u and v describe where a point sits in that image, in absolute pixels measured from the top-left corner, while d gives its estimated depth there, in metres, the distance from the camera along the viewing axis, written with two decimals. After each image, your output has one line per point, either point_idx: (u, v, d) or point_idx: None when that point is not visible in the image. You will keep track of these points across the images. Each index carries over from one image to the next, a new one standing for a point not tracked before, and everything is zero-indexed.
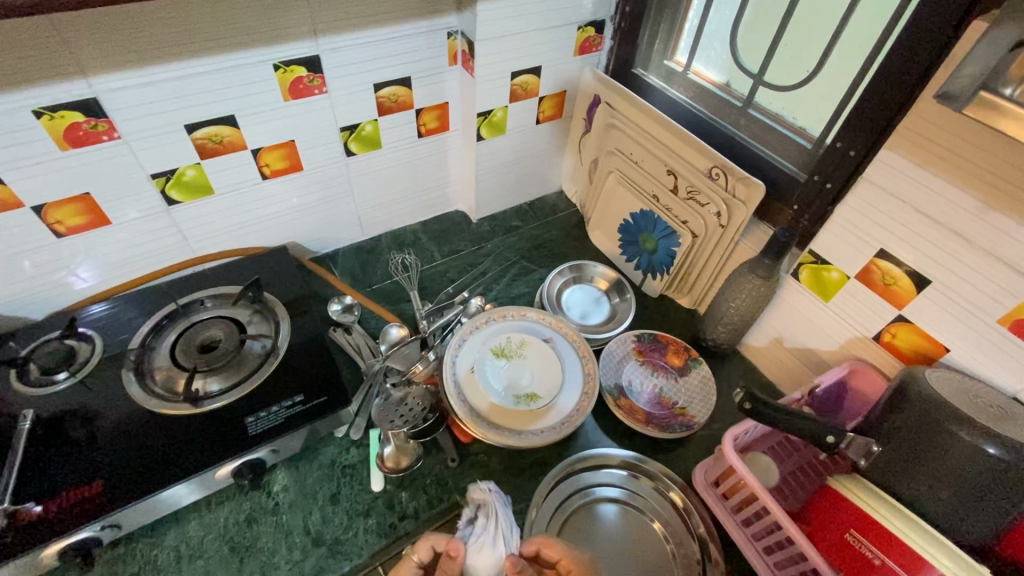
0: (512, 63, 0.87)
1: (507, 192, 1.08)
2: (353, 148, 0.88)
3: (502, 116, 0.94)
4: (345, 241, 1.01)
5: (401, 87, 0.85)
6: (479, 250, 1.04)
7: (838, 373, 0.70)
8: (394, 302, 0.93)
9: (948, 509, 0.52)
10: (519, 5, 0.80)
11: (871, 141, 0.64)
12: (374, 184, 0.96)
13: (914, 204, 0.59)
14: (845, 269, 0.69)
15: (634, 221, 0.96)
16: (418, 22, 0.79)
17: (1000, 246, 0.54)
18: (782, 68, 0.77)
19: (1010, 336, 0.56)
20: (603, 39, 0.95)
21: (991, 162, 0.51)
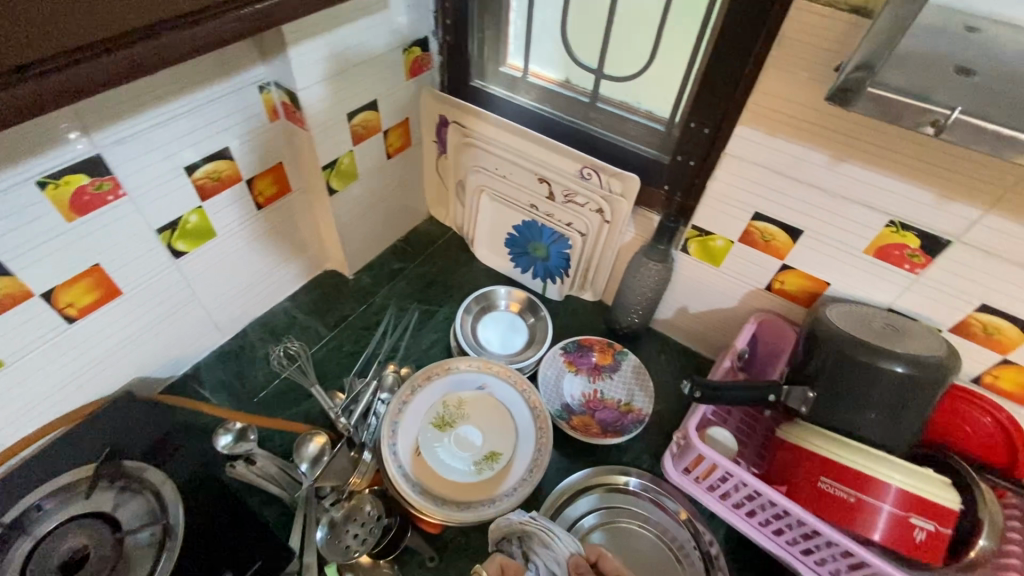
0: (345, 103, 0.77)
1: (377, 237, 0.98)
2: (181, 247, 0.72)
3: (350, 162, 0.84)
4: (205, 351, 0.84)
5: (220, 161, 0.71)
6: (369, 307, 0.93)
7: (749, 329, 0.76)
8: (294, 403, 0.80)
9: (885, 426, 0.60)
10: (334, 41, 0.71)
11: (719, 118, 0.68)
12: (220, 277, 0.80)
13: (775, 169, 0.64)
14: (728, 236, 0.74)
15: (520, 232, 0.94)
16: (219, 85, 0.65)
17: (853, 191, 0.61)
18: (618, 59, 0.78)
19: (875, 260, 0.65)
20: (431, 56, 0.89)
21: (830, 122, 0.57)
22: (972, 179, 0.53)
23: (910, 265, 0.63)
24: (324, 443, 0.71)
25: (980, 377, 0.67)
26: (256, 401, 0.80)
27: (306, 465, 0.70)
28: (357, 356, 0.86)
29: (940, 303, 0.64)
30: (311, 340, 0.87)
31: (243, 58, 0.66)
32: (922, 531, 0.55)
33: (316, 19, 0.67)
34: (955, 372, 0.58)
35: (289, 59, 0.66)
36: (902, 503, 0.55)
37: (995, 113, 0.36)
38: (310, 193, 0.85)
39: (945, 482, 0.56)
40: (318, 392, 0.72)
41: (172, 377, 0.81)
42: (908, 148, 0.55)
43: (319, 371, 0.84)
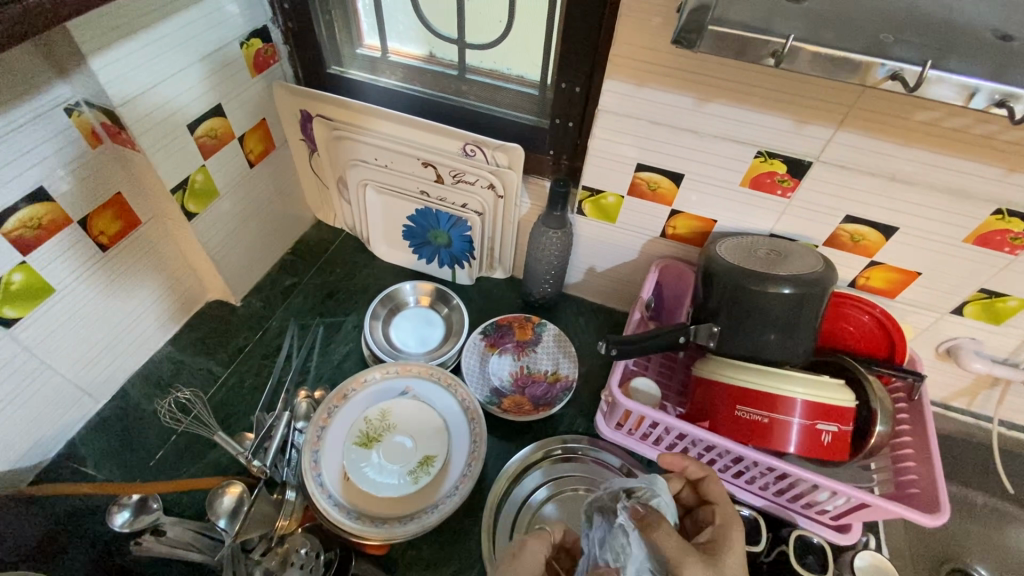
0: (181, 114, 0.68)
1: (259, 255, 0.89)
2: (10, 314, 0.61)
3: (204, 179, 0.74)
4: (79, 422, 0.73)
5: (38, 204, 0.60)
6: (266, 332, 0.85)
7: (653, 278, 0.78)
8: (198, 457, 0.72)
9: (786, 344, 0.64)
10: (149, 42, 0.61)
11: (588, 74, 0.67)
12: (75, 338, 0.69)
13: (648, 117, 0.65)
14: (618, 191, 0.75)
15: (416, 223, 0.89)
16: (5, 115, 0.54)
17: (722, 128, 0.62)
18: (478, 27, 0.74)
19: (751, 192, 0.68)
20: (276, 47, 0.80)
21: (689, 65, 0.58)
22: (821, 100, 0.56)
23: (782, 191, 0.66)
24: (239, 492, 0.63)
25: (855, 280, 0.73)
26: (152, 466, 0.71)
27: (224, 522, 0.62)
28: (262, 388, 0.78)
29: (812, 221, 0.69)
30: (204, 384, 0.79)
31: (33, 76, 0.55)
32: (829, 433, 0.60)
33: (116, 20, 0.57)
34: (834, 282, 0.63)
35: (93, 72, 0.56)
36: (810, 412, 0.60)
37: (819, 36, 0.37)
38: (165, 221, 0.75)
39: (841, 384, 0.61)
40: (221, 439, 0.64)
41: (42, 463, 0.70)
42: (762, 79, 0.56)
43: (220, 416, 0.76)
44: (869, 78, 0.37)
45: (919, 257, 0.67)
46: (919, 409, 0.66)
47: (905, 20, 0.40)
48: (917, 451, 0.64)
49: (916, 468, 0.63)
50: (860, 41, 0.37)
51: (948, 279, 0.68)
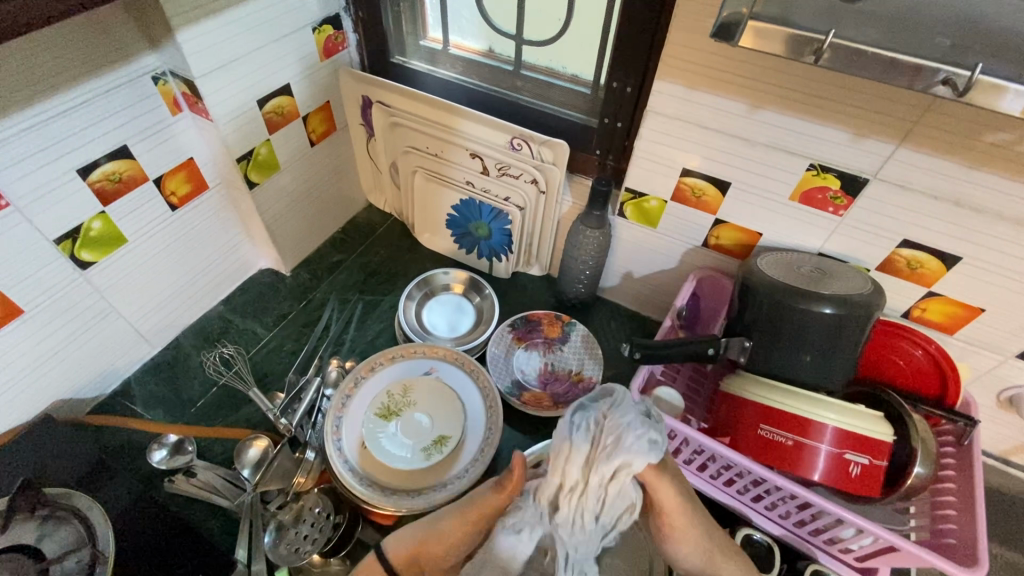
0: (253, 90, 0.73)
1: (311, 229, 0.94)
2: (87, 257, 0.67)
3: (268, 152, 0.79)
4: (136, 364, 0.79)
5: (121, 161, 0.66)
6: (309, 303, 0.90)
7: (689, 287, 0.76)
8: (234, 409, 0.77)
9: (823, 367, 0.61)
10: (231, 21, 0.66)
11: (641, 74, 0.66)
12: (140, 287, 0.75)
13: (697, 121, 0.63)
14: (661, 196, 0.73)
15: (459, 212, 0.92)
16: (101, 79, 0.60)
17: (774, 137, 0.60)
18: (537, 24, 0.75)
19: (801, 206, 0.65)
20: (346, 34, 0.84)
21: (743, 70, 0.56)
22: (883, 113, 0.53)
23: (834, 208, 0.63)
24: (265, 445, 0.69)
25: (910, 311, 0.69)
26: (192, 413, 0.76)
27: (248, 471, 0.67)
28: (298, 354, 0.83)
29: (865, 242, 0.65)
30: (248, 343, 0.84)
31: (126, 45, 0.61)
32: (858, 465, 0.56)
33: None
34: (881, 307, 0.59)
35: (178, 45, 0.62)
36: (839, 440, 0.56)
37: (867, 37, 0.36)
38: (229, 188, 0.80)
39: (877, 415, 0.57)
40: (256, 395, 0.69)
41: (99, 396, 0.76)
42: (820, 88, 0.54)
43: (258, 375, 0.81)
44: (918, 82, 0.35)
45: (985, 292, 0.62)
46: (968, 456, 0.62)
47: None
48: (959, 500, 0.60)
49: (957, 518, 0.59)
50: (914, 45, 0.35)
51: (1016, 320, 0.63)
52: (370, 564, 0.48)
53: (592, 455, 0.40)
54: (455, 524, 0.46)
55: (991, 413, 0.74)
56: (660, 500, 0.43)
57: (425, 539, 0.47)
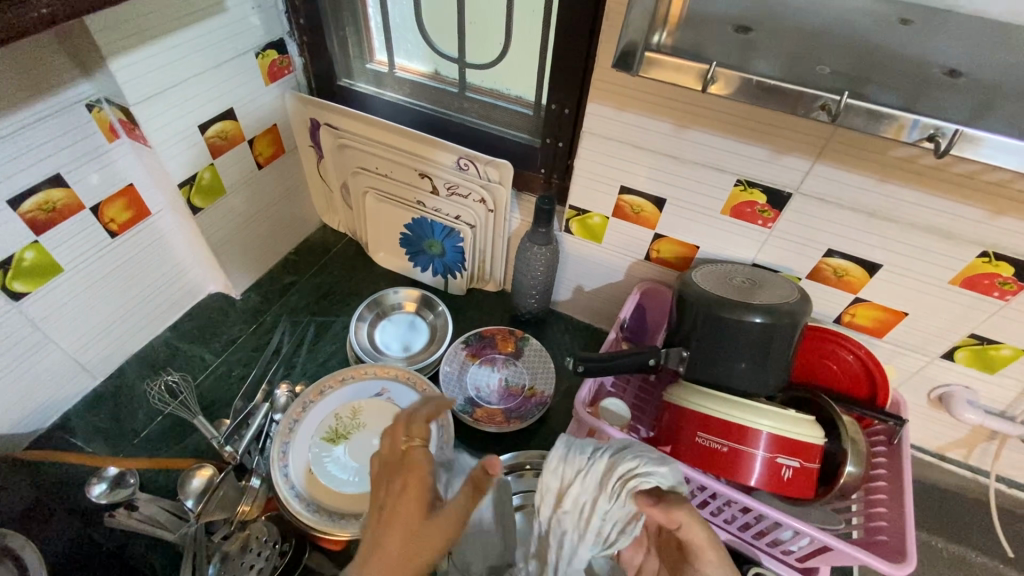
0: (194, 116, 0.73)
1: (262, 252, 0.94)
2: (19, 288, 0.66)
3: (212, 176, 0.79)
4: (76, 396, 0.77)
5: (55, 190, 0.65)
6: (259, 327, 0.89)
7: (633, 299, 0.78)
8: (180, 439, 0.75)
9: (757, 374, 0.63)
10: (167, 49, 0.66)
11: (576, 96, 0.69)
12: (78, 316, 0.73)
13: (630, 141, 0.66)
14: (603, 212, 0.75)
15: (412, 231, 0.92)
16: (29, 107, 0.59)
17: (702, 155, 0.63)
18: (478, 47, 0.77)
19: (732, 220, 0.68)
20: (292, 58, 0.85)
21: (669, 92, 0.59)
22: (797, 132, 0.56)
23: (763, 221, 0.66)
24: (209, 475, 0.67)
25: (841, 316, 0.72)
26: (135, 444, 0.75)
27: (190, 501, 0.65)
28: (247, 379, 0.82)
29: (794, 252, 0.68)
30: (195, 370, 0.82)
31: (57, 74, 0.61)
32: (790, 468, 0.59)
33: (138, 26, 0.62)
34: (808, 314, 0.62)
35: (111, 73, 0.61)
36: (772, 445, 0.58)
37: (755, 66, 0.38)
38: (174, 213, 0.80)
39: (807, 419, 0.60)
40: (200, 423, 0.68)
41: (37, 430, 0.74)
42: (739, 109, 0.57)
43: (205, 402, 0.79)
44: (800, 108, 0.37)
45: (905, 296, 0.65)
46: (898, 455, 0.64)
47: (860, 56, 0.40)
48: (891, 498, 0.62)
49: (887, 515, 0.62)
50: (799, 74, 0.37)
51: (936, 322, 0.66)
52: None
53: (606, 474, 0.48)
54: (424, 546, 0.43)
55: (924, 411, 0.78)
56: (688, 537, 0.46)
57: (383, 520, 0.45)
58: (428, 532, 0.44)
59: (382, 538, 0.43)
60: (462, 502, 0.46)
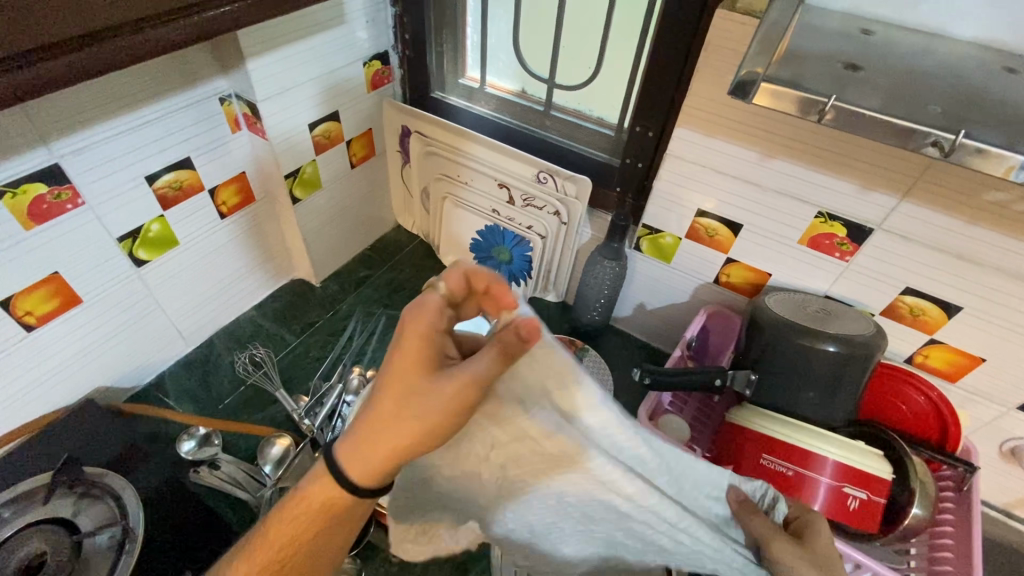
0: (306, 115, 0.80)
1: (343, 245, 1.00)
2: (143, 256, 0.73)
3: (313, 170, 0.86)
4: (170, 360, 0.84)
5: (183, 171, 0.73)
6: (335, 313, 0.95)
7: (699, 321, 0.79)
8: (260, 408, 0.81)
9: (825, 403, 0.63)
10: (294, 54, 0.73)
11: (662, 120, 0.72)
12: (183, 286, 0.81)
13: (713, 166, 0.68)
14: (676, 233, 0.78)
15: (483, 237, 0.97)
16: (176, 97, 0.67)
17: (784, 185, 0.65)
18: (569, 70, 0.82)
19: (808, 250, 0.69)
20: (392, 69, 0.92)
21: (759, 122, 0.61)
22: (886, 169, 0.58)
23: (840, 253, 0.67)
24: (287, 445, 0.73)
25: (912, 356, 0.71)
26: (219, 410, 0.81)
27: (270, 467, 0.71)
28: (323, 361, 0.87)
29: (870, 288, 0.68)
30: (277, 347, 0.89)
31: (201, 70, 0.69)
32: (856, 499, 0.58)
33: (275, 33, 0.69)
34: (882, 349, 0.62)
35: (247, 72, 0.69)
36: (837, 473, 0.59)
37: (866, 101, 0.40)
38: (274, 201, 0.87)
39: (874, 451, 0.60)
40: (282, 395, 0.75)
41: (135, 387, 0.81)
42: (828, 143, 0.59)
43: (284, 377, 0.85)
44: (910, 143, 0.39)
45: (985, 343, 0.65)
46: (967, 502, 0.63)
47: (968, 98, 0.41)
48: (957, 545, 0.62)
49: (953, 561, 0.61)
50: (910, 112, 0.39)
51: (1015, 371, 0.65)
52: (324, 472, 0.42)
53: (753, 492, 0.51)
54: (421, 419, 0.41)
55: (993, 464, 0.76)
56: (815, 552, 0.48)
57: (394, 388, 0.41)
58: (412, 396, 0.40)
59: (377, 394, 0.41)
60: (484, 363, 0.39)
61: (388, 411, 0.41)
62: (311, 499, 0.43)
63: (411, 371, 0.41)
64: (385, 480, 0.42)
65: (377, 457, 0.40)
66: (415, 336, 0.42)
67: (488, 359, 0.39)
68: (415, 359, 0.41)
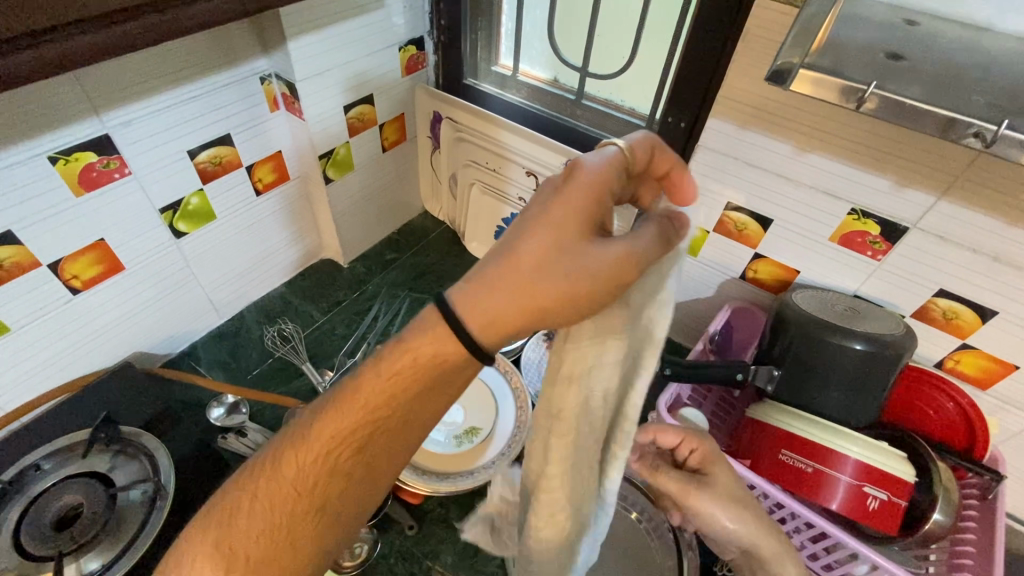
0: (342, 97, 0.82)
1: (371, 227, 1.02)
2: (182, 228, 0.76)
3: (346, 152, 0.88)
4: (203, 330, 0.88)
5: (223, 147, 0.75)
6: (362, 294, 0.97)
7: (723, 315, 0.79)
8: (286, 381, 0.83)
9: (849, 403, 0.63)
10: (332, 36, 0.75)
11: (695, 112, 0.71)
12: (218, 259, 0.83)
13: (744, 159, 0.68)
14: (704, 226, 0.77)
15: (509, 225, 0.98)
16: (220, 74, 0.70)
17: (817, 179, 0.64)
18: (602, 59, 0.82)
19: (839, 247, 0.68)
20: (426, 55, 0.93)
21: (794, 115, 0.61)
22: (925, 166, 0.56)
23: (872, 252, 0.66)
24: None
25: (943, 361, 0.70)
26: (248, 380, 0.84)
27: None
28: (348, 339, 0.89)
29: (902, 289, 0.67)
30: (304, 323, 0.91)
31: (244, 49, 0.71)
32: (876, 500, 0.58)
33: (315, 14, 0.71)
34: (911, 351, 0.61)
35: (288, 52, 0.71)
36: (858, 473, 0.58)
37: (908, 90, 0.40)
38: (308, 181, 0.89)
39: (898, 454, 0.59)
40: (309, 369, 0.78)
41: (170, 353, 0.85)
42: (865, 137, 0.58)
43: (310, 352, 0.88)
44: (951, 133, 0.38)
45: (1021, 350, 0.63)
46: (990, 511, 0.62)
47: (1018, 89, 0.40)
48: (979, 552, 0.60)
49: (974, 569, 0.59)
50: (953, 102, 0.39)
51: None
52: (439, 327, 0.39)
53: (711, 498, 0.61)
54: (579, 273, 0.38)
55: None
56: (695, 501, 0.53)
57: (541, 239, 0.38)
58: (565, 246, 0.38)
59: (529, 232, 0.38)
60: (646, 240, 0.38)
61: (530, 259, 0.38)
62: (417, 355, 0.39)
63: (564, 222, 0.38)
64: (505, 341, 0.40)
65: (514, 309, 0.38)
66: (581, 182, 0.38)
67: (661, 234, 0.39)
68: (581, 209, 0.38)
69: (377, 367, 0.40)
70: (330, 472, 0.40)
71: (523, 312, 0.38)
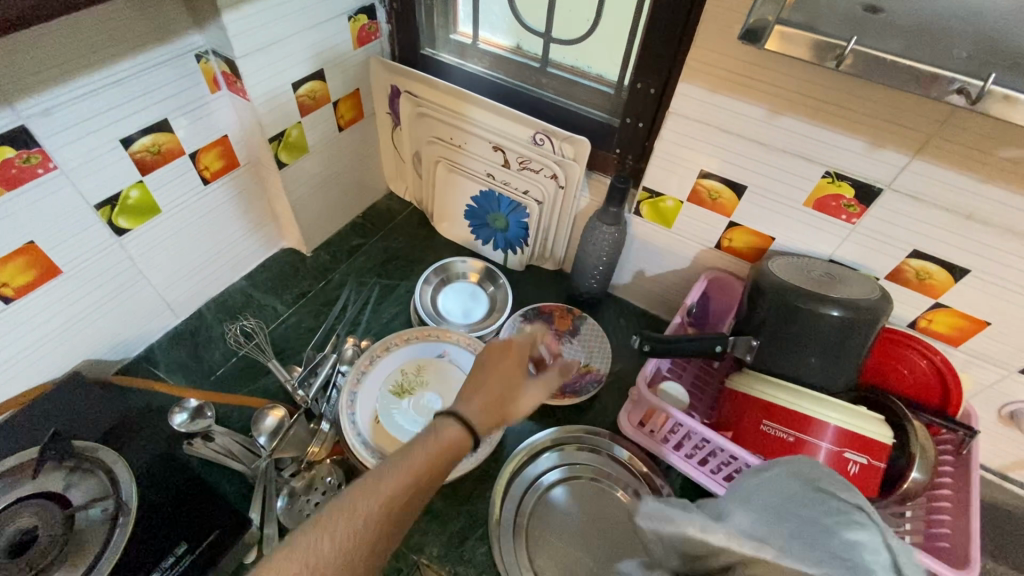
0: (290, 73, 0.76)
1: (333, 212, 0.97)
2: (123, 224, 0.70)
3: (298, 134, 0.82)
4: (159, 331, 0.83)
5: (161, 134, 0.69)
6: (328, 283, 0.93)
7: (700, 286, 0.78)
8: (253, 380, 0.80)
9: (826, 370, 0.62)
10: (271, 6, 0.68)
11: (665, 76, 0.68)
12: (169, 256, 0.78)
13: (717, 124, 0.65)
14: (678, 196, 0.75)
15: (478, 204, 0.94)
16: (149, 52, 0.63)
17: (791, 143, 0.62)
18: (566, 23, 0.77)
19: (814, 212, 0.67)
20: (379, 25, 0.87)
21: (768, 76, 0.58)
22: (899, 125, 0.55)
23: (847, 215, 0.65)
24: (282, 416, 0.73)
25: (915, 321, 0.70)
26: (211, 381, 0.79)
27: (264, 438, 0.71)
28: (316, 332, 0.86)
29: (876, 251, 0.66)
30: (268, 318, 0.87)
31: (175, 22, 0.64)
32: (856, 464, 0.58)
33: None
34: (887, 314, 0.61)
35: (223, 25, 0.64)
36: (838, 439, 0.58)
37: (888, 46, 0.37)
38: (260, 167, 0.83)
39: (875, 417, 0.59)
40: (275, 366, 0.73)
41: (125, 359, 0.80)
42: (839, 97, 0.56)
43: (277, 348, 0.84)
44: (933, 90, 0.36)
45: (991, 306, 0.63)
46: (966, 465, 0.63)
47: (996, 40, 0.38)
48: (955, 506, 0.62)
49: (951, 523, 0.61)
50: (935, 56, 0.37)
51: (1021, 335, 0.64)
52: (458, 437, 0.51)
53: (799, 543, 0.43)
54: (505, 379, 0.57)
55: (991, 427, 0.76)
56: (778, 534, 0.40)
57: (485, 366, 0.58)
58: (503, 365, 0.58)
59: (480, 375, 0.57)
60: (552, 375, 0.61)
61: (496, 386, 0.56)
62: (450, 437, 0.50)
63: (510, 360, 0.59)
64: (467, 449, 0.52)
65: (493, 422, 0.55)
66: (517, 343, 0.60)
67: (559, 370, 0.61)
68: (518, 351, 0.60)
69: (425, 441, 0.49)
70: (390, 525, 0.44)
71: (496, 402, 0.56)
